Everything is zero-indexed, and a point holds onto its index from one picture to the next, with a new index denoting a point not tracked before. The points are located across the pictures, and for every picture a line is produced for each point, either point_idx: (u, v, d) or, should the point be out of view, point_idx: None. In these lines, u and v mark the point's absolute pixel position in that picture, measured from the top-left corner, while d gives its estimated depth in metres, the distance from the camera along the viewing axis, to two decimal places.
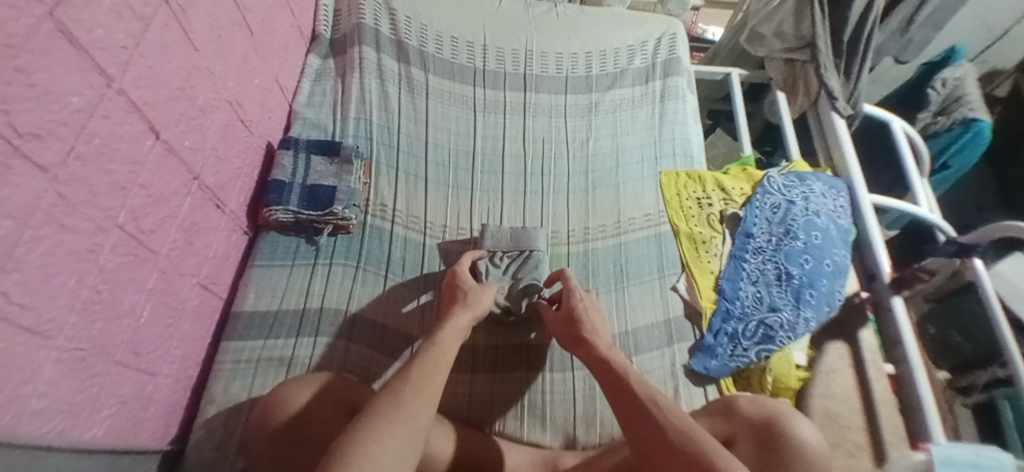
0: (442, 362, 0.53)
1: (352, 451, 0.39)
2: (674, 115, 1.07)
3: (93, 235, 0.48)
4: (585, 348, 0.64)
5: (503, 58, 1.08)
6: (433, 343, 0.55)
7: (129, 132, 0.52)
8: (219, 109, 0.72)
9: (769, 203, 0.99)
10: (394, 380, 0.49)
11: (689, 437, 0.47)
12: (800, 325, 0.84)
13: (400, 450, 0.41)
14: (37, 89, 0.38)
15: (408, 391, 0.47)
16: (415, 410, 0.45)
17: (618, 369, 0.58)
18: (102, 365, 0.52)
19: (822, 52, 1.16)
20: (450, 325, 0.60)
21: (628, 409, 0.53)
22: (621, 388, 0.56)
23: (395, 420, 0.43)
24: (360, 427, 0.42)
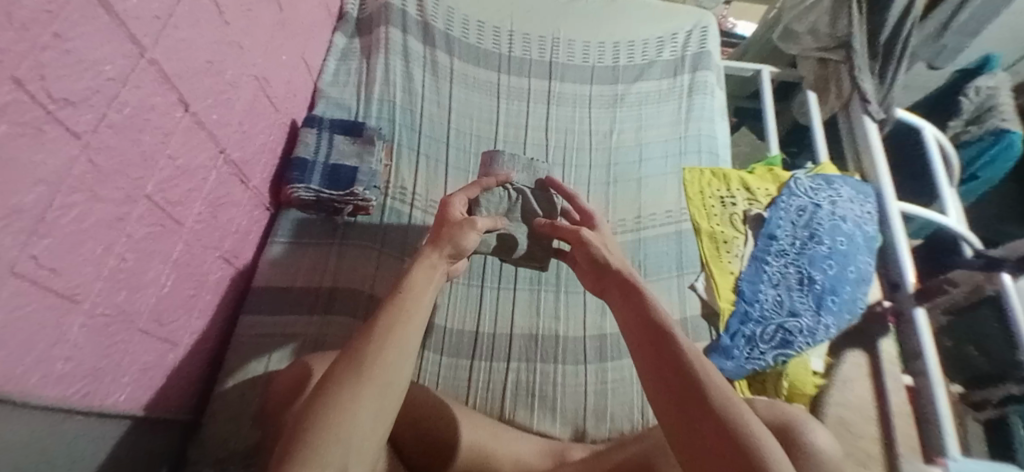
0: (416, 313, 0.49)
1: (322, 425, 0.36)
2: (701, 111, 1.04)
3: (122, 204, 0.49)
4: (616, 273, 0.58)
5: (530, 45, 1.05)
6: (411, 290, 0.52)
7: (159, 103, 0.53)
8: (248, 84, 0.72)
9: (795, 205, 0.97)
10: (360, 337, 0.45)
11: (730, 406, 0.38)
12: (820, 331, 0.85)
13: (371, 418, 0.38)
14: (71, 55, 0.39)
15: (373, 350, 0.43)
16: (388, 372, 0.42)
17: (657, 319, 0.47)
18: (125, 331, 0.53)
19: (857, 52, 1.14)
20: (424, 266, 0.57)
21: (660, 363, 0.43)
22: (656, 336, 0.45)
23: (368, 387, 0.40)
24: (328, 392, 0.38)
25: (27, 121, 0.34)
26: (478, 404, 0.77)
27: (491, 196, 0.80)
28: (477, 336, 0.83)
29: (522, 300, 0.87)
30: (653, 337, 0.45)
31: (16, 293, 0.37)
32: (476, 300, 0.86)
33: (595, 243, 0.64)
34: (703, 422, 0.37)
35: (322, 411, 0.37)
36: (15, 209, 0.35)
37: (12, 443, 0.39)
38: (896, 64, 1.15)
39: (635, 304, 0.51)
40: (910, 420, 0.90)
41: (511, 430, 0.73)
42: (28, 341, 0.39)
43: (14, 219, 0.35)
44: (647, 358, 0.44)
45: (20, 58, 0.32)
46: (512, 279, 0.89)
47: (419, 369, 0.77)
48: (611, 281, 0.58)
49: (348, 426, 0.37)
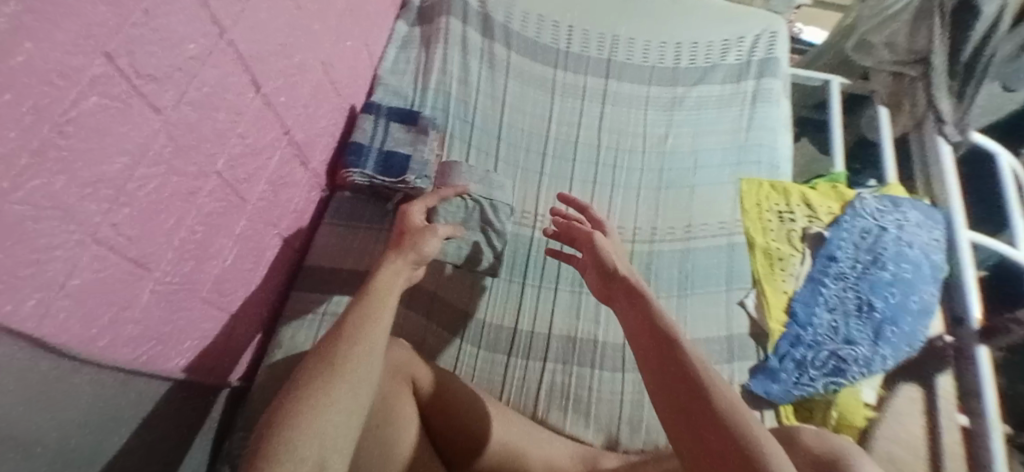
0: (379, 313, 0.52)
1: (293, 426, 0.41)
2: (764, 119, 0.99)
3: (195, 179, 0.51)
4: (622, 284, 0.56)
5: (589, 41, 1.02)
6: (377, 290, 0.55)
7: (234, 83, 0.54)
8: (314, 69, 0.73)
9: (859, 226, 0.91)
10: (329, 339, 0.49)
11: (735, 412, 0.39)
12: (876, 362, 0.80)
13: (341, 416, 0.43)
14: (157, 33, 0.40)
15: (340, 354, 0.47)
16: (355, 372, 0.46)
17: (663, 325, 0.47)
18: (190, 299, 0.55)
19: (936, 71, 1.06)
20: (388, 272, 0.58)
21: (667, 370, 0.43)
22: (663, 343, 0.45)
23: (336, 389, 0.44)
24: (301, 395, 0.43)
25: (117, 93, 0.37)
26: (511, 400, 0.77)
27: (450, 207, 0.81)
28: (516, 333, 0.82)
29: (564, 300, 0.85)
30: (658, 345, 0.45)
31: (94, 257, 0.39)
32: (517, 296, 0.84)
33: (607, 248, 0.63)
34: (711, 429, 0.38)
35: (295, 411, 0.42)
36: (95, 180, 0.37)
37: (79, 400, 0.41)
38: (978, 81, 1.02)
39: (641, 310, 0.50)
40: (964, 462, 0.86)
41: (544, 430, 0.72)
42: (101, 304, 0.42)
43: (96, 187, 0.38)
44: (653, 366, 0.44)
45: (111, 33, 0.35)
46: (556, 278, 0.87)
47: (456, 360, 0.78)
48: (617, 288, 0.56)
49: (319, 425, 0.41)
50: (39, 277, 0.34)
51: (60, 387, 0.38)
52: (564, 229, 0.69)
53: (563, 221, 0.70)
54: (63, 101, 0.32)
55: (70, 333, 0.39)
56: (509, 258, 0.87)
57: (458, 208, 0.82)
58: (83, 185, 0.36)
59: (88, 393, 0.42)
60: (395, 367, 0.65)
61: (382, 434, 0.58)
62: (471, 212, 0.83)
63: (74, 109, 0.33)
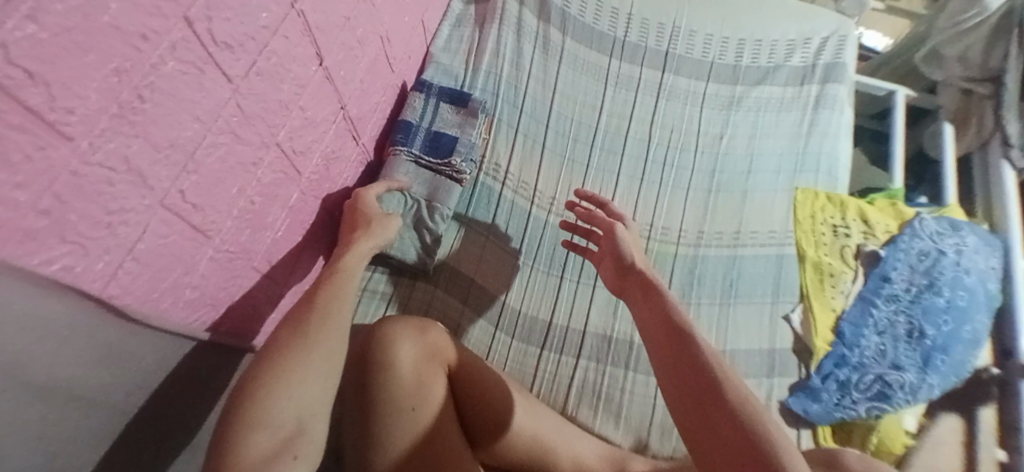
0: (350, 288, 0.51)
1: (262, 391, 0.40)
2: (826, 127, 0.94)
3: (258, 149, 0.50)
4: (638, 276, 0.55)
5: (647, 32, 0.98)
6: (343, 265, 0.53)
7: (300, 54, 0.53)
8: (373, 43, 0.71)
9: (917, 248, 0.86)
10: (302, 305, 0.47)
11: (748, 408, 0.39)
12: (922, 391, 0.77)
13: (313, 386, 0.43)
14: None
15: (313, 324, 0.45)
16: (330, 344, 0.45)
17: (677, 318, 0.47)
18: (243, 269, 0.55)
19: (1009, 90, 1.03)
20: (356, 249, 0.57)
21: (679, 360, 0.43)
22: (678, 335, 0.45)
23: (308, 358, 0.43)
24: (271, 362, 0.42)
25: (193, 60, 0.36)
26: (542, 393, 0.76)
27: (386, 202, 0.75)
28: (551, 327, 0.80)
29: (601, 298, 0.83)
30: (667, 335, 0.46)
31: (162, 223, 0.39)
32: (554, 287, 0.83)
33: (626, 240, 0.61)
34: (721, 423, 0.39)
35: (269, 377, 0.41)
36: (169, 145, 0.37)
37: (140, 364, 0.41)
38: None
39: (654, 303, 0.49)
40: None
41: (574, 427, 0.71)
42: (164, 270, 0.41)
43: (170, 152, 0.37)
44: (665, 357, 0.44)
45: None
46: (594, 276, 0.85)
47: (489, 347, 0.76)
48: (632, 282, 0.55)
49: (291, 395, 0.41)
50: (109, 239, 0.33)
51: (127, 349, 0.38)
52: (587, 219, 0.67)
53: (587, 211, 0.69)
54: (144, 64, 0.31)
55: (133, 295, 0.38)
56: (548, 250, 0.85)
57: (398, 202, 0.76)
58: (158, 149, 0.35)
59: (154, 356, 0.42)
60: (432, 350, 0.62)
61: (416, 416, 0.58)
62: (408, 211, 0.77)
63: (153, 74, 0.32)
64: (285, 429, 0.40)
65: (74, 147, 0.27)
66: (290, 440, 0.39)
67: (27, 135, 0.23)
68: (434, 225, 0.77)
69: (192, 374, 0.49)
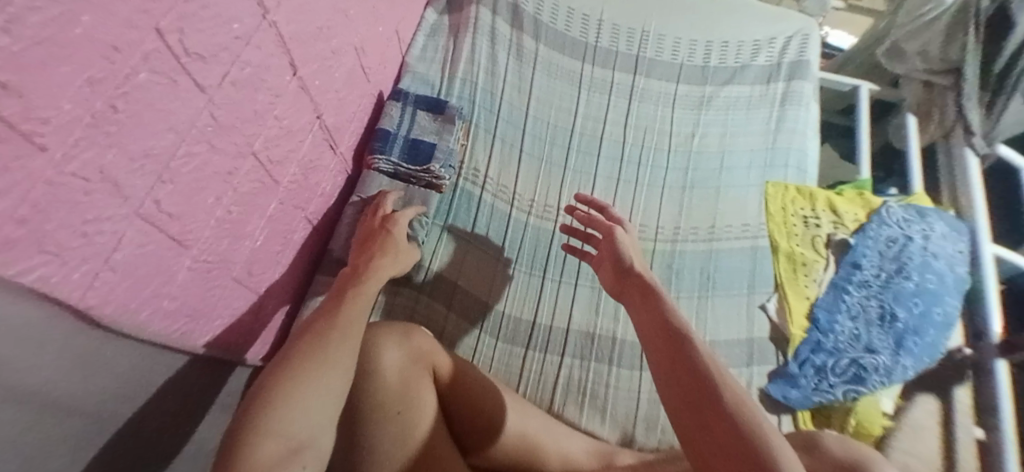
0: (363, 305, 0.53)
1: (272, 401, 0.40)
2: (793, 123, 0.97)
3: (234, 159, 0.51)
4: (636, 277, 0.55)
5: (619, 37, 1.01)
6: (364, 287, 0.56)
7: (274, 64, 0.54)
8: (348, 53, 0.73)
9: (885, 235, 0.90)
10: (323, 320, 0.49)
11: (745, 412, 0.38)
12: (897, 372, 0.79)
13: (329, 398, 0.44)
14: (208, 11, 0.41)
15: (334, 338, 0.47)
16: (337, 354, 0.46)
17: (676, 322, 0.46)
18: (222, 278, 0.56)
19: (969, 80, 1.06)
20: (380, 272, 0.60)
21: (677, 364, 0.42)
22: (674, 338, 0.44)
23: (315, 368, 0.44)
24: (281, 373, 0.43)
25: (166, 70, 0.37)
26: (528, 393, 0.77)
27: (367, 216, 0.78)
28: (534, 328, 0.81)
29: (583, 297, 0.84)
30: (664, 342, 0.45)
31: (138, 233, 0.40)
32: (536, 287, 0.84)
33: (625, 244, 0.62)
34: (715, 426, 0.37)
35: (282, 385, 0.42)
36: (144, 155, 0.38)
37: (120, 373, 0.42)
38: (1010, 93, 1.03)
39: (652, 307, 0.49)
40: None
41: (562, 425, 0.72)
42: (143, 279, 0.42)
43: (145, 163, 0.38)
44: (661, 362, 0.43)
45: (165, 9, 0.35)
46: (575, 275, 0.86)
47: (474, 351, 0.77)
48: (629, 288, 0.55)
49: (299, 404, 0.41)
50: (87, 248, 0.34)
51: (101, 356, 0.38)
52: (586, 222, 0.68)
53: (586, 214, 0.69)
54: (118, 74, 0.32)
55: (112, 305, 0.39)
56: (530, 251, 0.86)
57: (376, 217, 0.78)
58: (133, 159, 0.37)
59: (129, 365, 0.42)
60: (418, 354, 0.62)
61: (403, 419, 0.59)
62: None
63: (127, 84, 0.33)
64: (295, 439, 0.40)
65: (49, 158, 0.28)
66: (298, 450, 0.40)
67: (5, 145, 0.24)
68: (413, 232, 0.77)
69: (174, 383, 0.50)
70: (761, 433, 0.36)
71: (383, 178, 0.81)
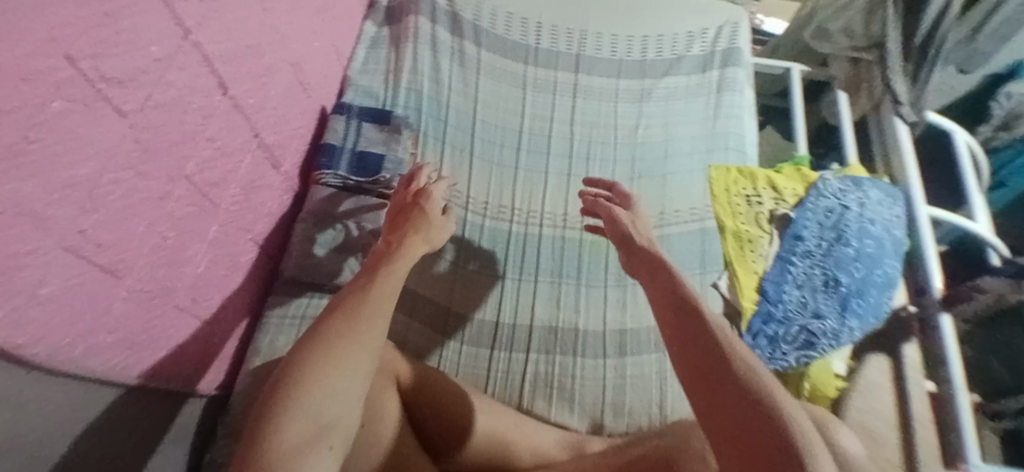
0: (393, 284, 0.50)
1: (298, 379, 0.40)
2: (731, 108, 1.02)
3: (164, 183, 0.51)
4: (637, 257, 0.55)
5: (558, 37, 1.04)
6: (394, 265, 0.53)
7: (201, 85, 0.54)
8: (284, 70, 0.73)
9: (823, 206, 0.95)
10: (353, 298, 0.47)
11: (758, 385, 0.33)
12: (845, 334, 0.83)
13: (356, 380, 0.43)
14: (124, 34, 0.40)
15: (364, 317, 0.45)
16: (365, 335, 0.44)
17: (687, 298, 0.43)
18: (164, 307, 0.55)
19: (891, 55, 1.12)
20: (408, 251, 0.57)
21: (689, 337, 0.38)
22: (685, 312, 0.41)
23: (341, 349, 0.42)
24: (308, 350, 0.42)
25: (81, 97, 0.37)
26: (496, 393, 0.77)
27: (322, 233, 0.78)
28: (498, 327, 0.82)
29: (543, 293, 0.85)
30: (679, 319, 0.41)
31: (64, 265, 0.39)
32: (496, 287, 0.85)
33: (626, 220, 0.63)
34: (726, 397, 0.33)
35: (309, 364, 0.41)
36: (66, 185, 0.37)
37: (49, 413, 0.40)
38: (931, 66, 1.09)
39: (666, 285, 0.46)
40: (932, 428, 0.88)
41: (531, 419, 0.73)
42: (76, 313, 0.41)
43: (67, 193, 0.37)
44: (674, 338, 0.40)
45: (76, 35, 0.35)
46: (534, 272, 0.87)
47: (439, 356, 0.77)
48: (641, 264, 0.53)
49: (323, 385, 0.40)
50: (10, 286, 0.33)
51: (26, 397, 0.37)
52: (590, 209, 0.69)
53: (592, 199, 0.70)
54: (32, 104, 0.31)
55: (43, 343, 0.37)
56: (487, 251, 0.87)
57: (326, 232, 0.78)
58: (54, 190, 0.36)
59: (59, 405, 0.41)
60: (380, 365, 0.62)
61: (367, 433, 0.55)
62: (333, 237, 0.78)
63: (41, 114, 0.33)
64: (322, 421, 0.40)
65: None
66: (323, 432, 0.40)
67: None
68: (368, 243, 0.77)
69: (116, 418, 0.50)
70: (771, 394, 0.33)
71: (330, 192, 0.80)
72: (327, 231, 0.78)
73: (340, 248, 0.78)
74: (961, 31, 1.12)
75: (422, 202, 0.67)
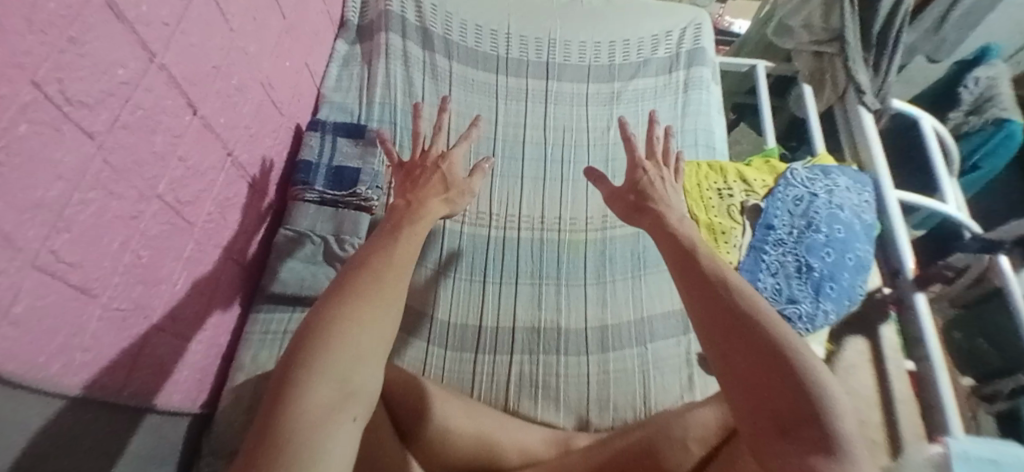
0: (410, 249, 0.48)
1: (318, 334, 0.36)
2: (697, 106, 1.06)
3: (137, 202, 0.52)
4: (654, 221, 0.57)
5: (527, 46, 1.07)
6: (414, 232, 0.51)
7: (170, 106, 0.56)
8: (253, 89, 0.76)
9: (792, 195, 0.97)
10: (376, 260, 0.44)
11: (767, 324, 0.34)
12: (819, 317, 0.86)
13: (380, 339, 0.38)
14: (86, 59, 0.41)
15: (385, 276, 0.42)
16: (387, 293, 0.41)
17: (698, 256, 0.45)
18: (143, 326, 0.57)
19: (850, 46, 1.15)
20: (425, 219, 0.56)
21: (700, 289, 0.40)
22: (690, 269, 0.43)
23: (364, 306, 0.39)
24: (327, 307, 0.38)
25: (48, 120, 0.38)
26: (482, 395, 0.78)
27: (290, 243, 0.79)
28: (481, 330, 0.83)
29: (524, 295, 0.87)
30: (691, 273, 0.42)
31: (35, 283, 0.39)
32: (476, 291, 0.86)
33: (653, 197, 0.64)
34: (736, 339, 0.34)
35: (324, 321, 0.37)
36: (37, 204, 0.38)
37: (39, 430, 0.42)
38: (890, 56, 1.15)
39: (675, 247, 0.47)
40: (913, 405, 0.93)
41: (516, 418, 0.74)
42: (52, 330, 0.42)
43: (39, 214, 0.38)
44: (688, 291, 0.41)
45: (40, 60, 0.36)
46: (514, 274, 0.89)
47: (424, 362, 0.78)
48: (654, 230, 0.55)
49: (346, 341, 0.36)
50: None
51: (8, 415, 0.38)
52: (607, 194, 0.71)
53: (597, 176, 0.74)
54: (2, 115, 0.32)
55: (16, 361, 0.38)
56: (466, 255, 0.89)
57: (293, 244, 0.79)
58: (23, 211, 0.37)
59: (42, 415, 0.42)
60: None
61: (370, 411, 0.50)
62: (302, 246, 0.80)
63: (5, 137, 0.33)
64: (348, 383, 0.35)
65: None
66: (349, 396, 0.34)
67: None
68: (342, 251, 0.79)
69: (99, 439, 0.51)
70: (798, 357, 0.31)
71: (310, 208, 0.81)
72: (292, 237, 0.80)
73: (314, 258, 0.80)
74: (924, 25, 1.21)
75: (440, 166, 0.70)
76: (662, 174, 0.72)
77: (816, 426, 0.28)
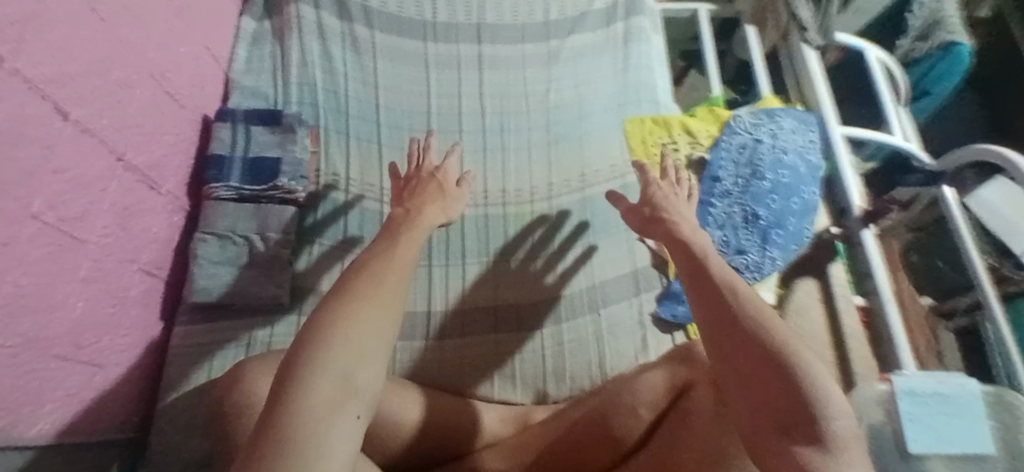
0: (408, 251, 0.44)
1: (314, 329, 0.30)
2: (639, 58, 1.01)
3: (11, 225, 0.45)
4: (660, 228, 0.55)
5: (456, 9, 0.99)
6: (413, 237, 0.47)
7: (35, 113, 0.47)
8: (141, 83, 0.68)
9: (736, 143, 0.96)
10: (376, 262, 0.39)
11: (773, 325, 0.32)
12: (766, 265, 0.86)
13: (383, 331, 0.32)
14: None
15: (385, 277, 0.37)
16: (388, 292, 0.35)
17: (704, 259, 0.42)
18: (42, 360, 0.51)
19: None
20: (419, 224, 0.52)
21: (707, 293, 0.37)
22: (696, 273, 0.40)
23: (367, 303, 0.33)
24: (325, 302, 0.33)
25: None
26: (437, 381, 0.75)
27: (210, 247, 0.73)
28: (430, 315, 0.80)
29: (473, 274, 0.84)
30: (698, 276, 0.40)
31: None
32: (422, 278, 0.83)
33: (661, 198, 0.62)
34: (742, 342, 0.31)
35: (321, 317, 0.31)
36: None
37: None
38: None
39: (683, 250, 0.45)
40: (863, 339, 0.93)
41: (471, 402, 0.71)
42: None
43: None
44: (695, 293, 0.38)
45: None
46: (461, 253, 0.85)
47: None
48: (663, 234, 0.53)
49: (347, 332, 0.30)
50: None
51: None
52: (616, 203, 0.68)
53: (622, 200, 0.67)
54: None
55: None
56: None
57: (216, 247, 0.74)
58: None
59: None
60: None
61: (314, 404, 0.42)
62: (224, 248, 0.74)
63: None
64: (351, 381, 0.28)
65: None
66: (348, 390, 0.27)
67: None
68: (275, 250, 0.74)
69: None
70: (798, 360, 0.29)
71: (228, 205, 0.76)
72: (212, 242, 0.74)
73: (237, 260, 0.74)
74: None
75: (436, 175, 0.65)
76: (677, 192, 0.66)
77: (811, 425, 0.25)
